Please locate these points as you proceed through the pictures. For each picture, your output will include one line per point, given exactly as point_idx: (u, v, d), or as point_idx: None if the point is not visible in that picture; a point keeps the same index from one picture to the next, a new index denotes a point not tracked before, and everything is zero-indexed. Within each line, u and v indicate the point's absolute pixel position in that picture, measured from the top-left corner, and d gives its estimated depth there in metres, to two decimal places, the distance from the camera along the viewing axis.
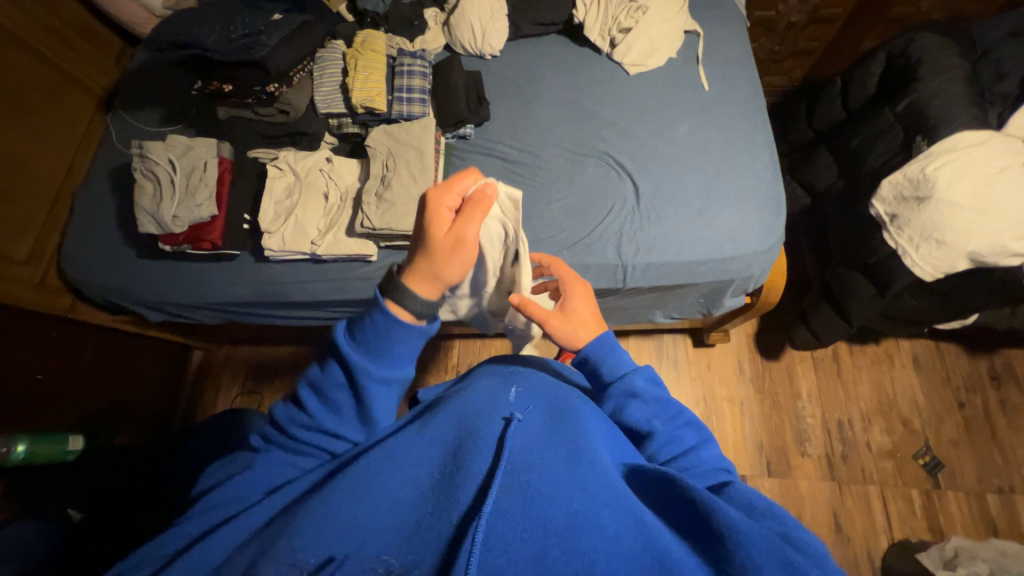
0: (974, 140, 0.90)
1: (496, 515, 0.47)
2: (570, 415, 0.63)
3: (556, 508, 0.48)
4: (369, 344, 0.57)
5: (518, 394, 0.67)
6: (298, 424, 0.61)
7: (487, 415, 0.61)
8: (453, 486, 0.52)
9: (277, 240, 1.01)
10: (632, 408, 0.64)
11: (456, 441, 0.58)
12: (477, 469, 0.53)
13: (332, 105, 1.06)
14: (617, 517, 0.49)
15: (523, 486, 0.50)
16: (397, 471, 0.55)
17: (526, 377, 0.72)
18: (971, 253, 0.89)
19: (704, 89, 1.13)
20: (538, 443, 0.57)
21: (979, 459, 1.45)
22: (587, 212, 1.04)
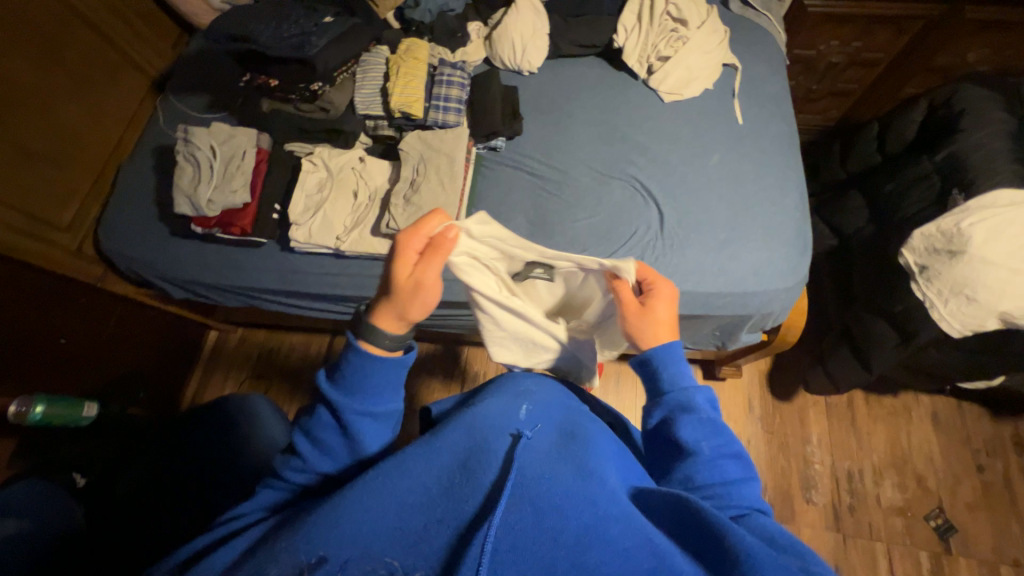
0: (1013, 199, 0.88)
1: (505, 528, 0.50)
2: (578, 436, 0.63)
3: (567, 522, 0.50)
4: (351, 382, 0.61)
5: (529, 407, 0.66)
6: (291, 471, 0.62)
7: (495, 426, 0.61)
8: (462, 493, 0.53)
9: (304, 232, 1.03)
10: (680, 420, 0.62)
11: (465, 451, 0.58)
12: (484, 481, 0.54)
13: (371, 107, 1.09)
14: (628, 537, 0.51)
15: (532, 501, 0.52)
16: (405, 474, 0.55)
17: (536, 387, 0.71)
18: (1004, 313, 0.86)
19: (738, 122, 1.13)
20: (546, 462, 0.57)
21: (996, 527, 1.38)
22: (609, 232, 1.04)
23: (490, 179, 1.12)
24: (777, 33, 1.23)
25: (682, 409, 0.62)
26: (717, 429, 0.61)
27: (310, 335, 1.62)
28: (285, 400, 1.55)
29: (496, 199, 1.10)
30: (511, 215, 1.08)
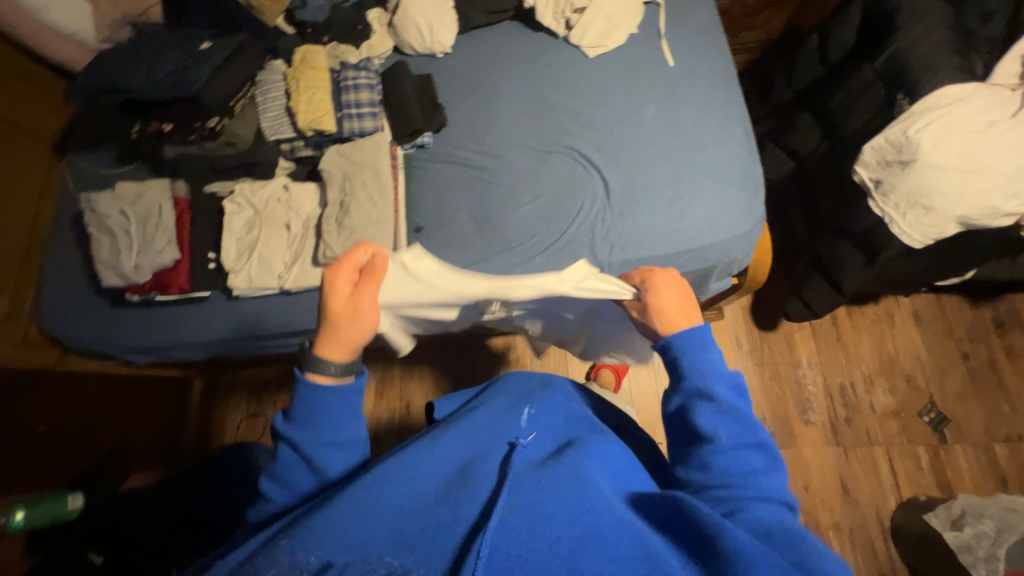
0: (956, 95, 0.83)
1: (501, 533, 0.50)
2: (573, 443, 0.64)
3: (561, 530, 0.50)
4: (305, 413, 0.60)
5: (526, 418, 0.69)
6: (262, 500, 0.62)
7: (494, 440, 0.63)
8: (459, 503, 0.54)
9: (243, 278, 0.99)
10: (701, 405, 0.62)
11: (467, 461, 0.60)
12: (481, 488, 0.56)
13: (281, 131, 1.02)
14: (623, 540, 0.49)
15: (525, 508, 0.52)
16: (407, 481, 0.56)
17: (535, 400, 0.73)
18: (960, 216, 0.84)
19: (669, 65, 1.06)
20: (542, 467, 0.58)
21: (986, 409, 1.43)
22: (556, 212, 0.99)
23: (424, 180, 1.06)
24: None
25: (702, 394, 0.62)
26: (740, 417, 0.61)
27: (293, 366, 1.60)
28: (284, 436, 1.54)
29: (434, 200, 1.05)
30: (452, 214, 1.03)
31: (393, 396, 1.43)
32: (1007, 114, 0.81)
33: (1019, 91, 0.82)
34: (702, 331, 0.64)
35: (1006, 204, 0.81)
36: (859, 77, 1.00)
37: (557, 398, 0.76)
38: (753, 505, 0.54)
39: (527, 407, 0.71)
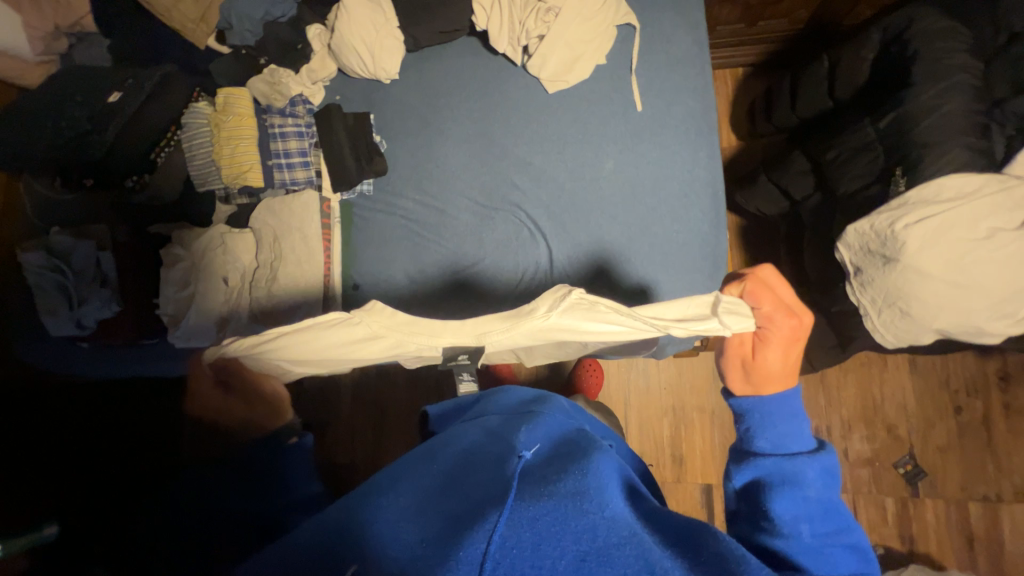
0: (959, 189, 0.69)
1: (507, 534, 0.44)
2: (580, 450, 0.58)
3: (568, 544, 0.44)
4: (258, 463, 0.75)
5: (530, 424, 0.63)
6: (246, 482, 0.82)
7: (498, 447, 0.59)
8: (462, 506, 0.49)
9: (182, 334, 0.98)
10: (779, 486, 0.55)
11: (471, 467, 0.56)
12: (481, 492, 0.51)
13: (210, 180, 0.97)
14: (638, 545, 0.45)
15: (533, 519, 0.46)
16: (417, 486, 0.54)
17: (545, 409, 0.69)
18: (938, 328, 0.74)
19: (636, 109, 0.93)
20: (546, 476, 0.53)
21: (968, 466, 1.35)
22: (495, 279, 0.94)
23: (366, 234, 1.00)
24: None
25: (784, 480, 0.55)
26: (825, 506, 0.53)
27: None
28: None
29: (376, 252, 0.99)
30: (393, 272, 0.97)
31: None
32: (1015, 221, 0.67)
33: None
34: (784, 405, 0.59)
35: (991, 324, 0.71)
36: (859, 134, 0.84)
37: (567, 407, 0.73)
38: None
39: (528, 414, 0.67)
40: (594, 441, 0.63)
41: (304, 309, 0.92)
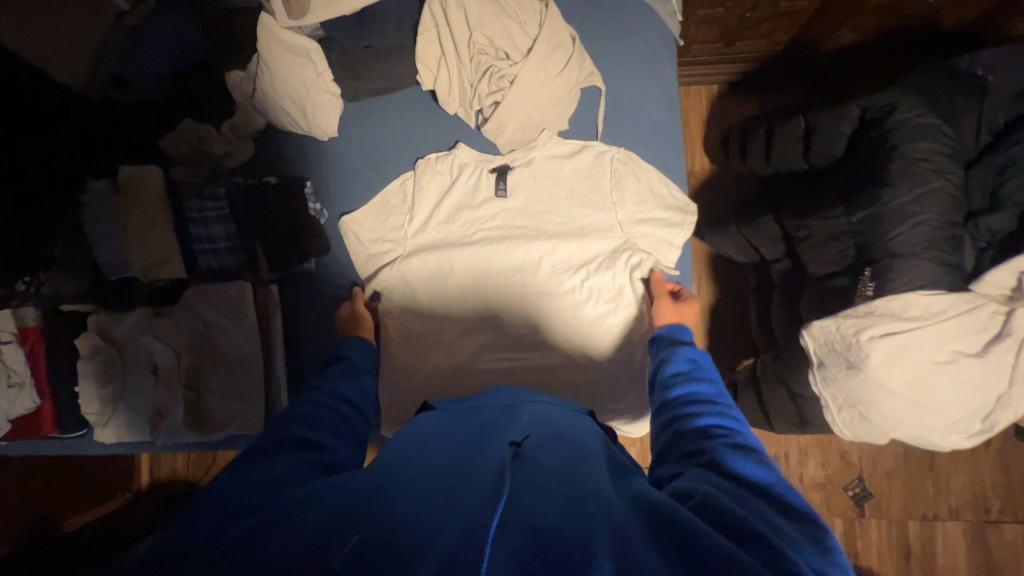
0: (926, 307, 0.67)
1: (506, 532, 0.38)
2: (576, 437, 0.52)
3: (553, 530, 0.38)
4: (351, 369, 0.71)
5: (527, 418, 0.55)
6: (332, 373, 0.69)
7: (485, 444, 0.49)
8: (453, 501, 0.41)
9: (112, 432, 0.89)
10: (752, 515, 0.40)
11: (458, 456, 0.48)
12: (471, 487, 0.43)
13: (122, 268, 0.83)
14: (628, 528, 0.39)
15: (528, 508, 0.40)
16: (387, 476, 0.45)
17: (536, 401, 0.60)
18: (895, 436, 0.73)
19: (609, 184, 0.87)
20: (544, 472, 0.44)
21: (911, 489, 1.44)
22: (460, 379, 0.89)
23: (307, 321, 0.91)
24: (660, 7, 0.88)
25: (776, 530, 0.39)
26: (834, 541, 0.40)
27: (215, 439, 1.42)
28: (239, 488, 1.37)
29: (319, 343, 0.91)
30: None
31: None
32: (976, 345, 0.66)
33: (1003, 312, 0.66)
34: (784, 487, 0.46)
35: (945, 439, 0.70)
36: (831, 222, 0.80)
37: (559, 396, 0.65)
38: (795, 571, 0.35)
39: (514, 414, 0.57)
40: (588, 427, 0.55)
41: (245, 416, 0.86)
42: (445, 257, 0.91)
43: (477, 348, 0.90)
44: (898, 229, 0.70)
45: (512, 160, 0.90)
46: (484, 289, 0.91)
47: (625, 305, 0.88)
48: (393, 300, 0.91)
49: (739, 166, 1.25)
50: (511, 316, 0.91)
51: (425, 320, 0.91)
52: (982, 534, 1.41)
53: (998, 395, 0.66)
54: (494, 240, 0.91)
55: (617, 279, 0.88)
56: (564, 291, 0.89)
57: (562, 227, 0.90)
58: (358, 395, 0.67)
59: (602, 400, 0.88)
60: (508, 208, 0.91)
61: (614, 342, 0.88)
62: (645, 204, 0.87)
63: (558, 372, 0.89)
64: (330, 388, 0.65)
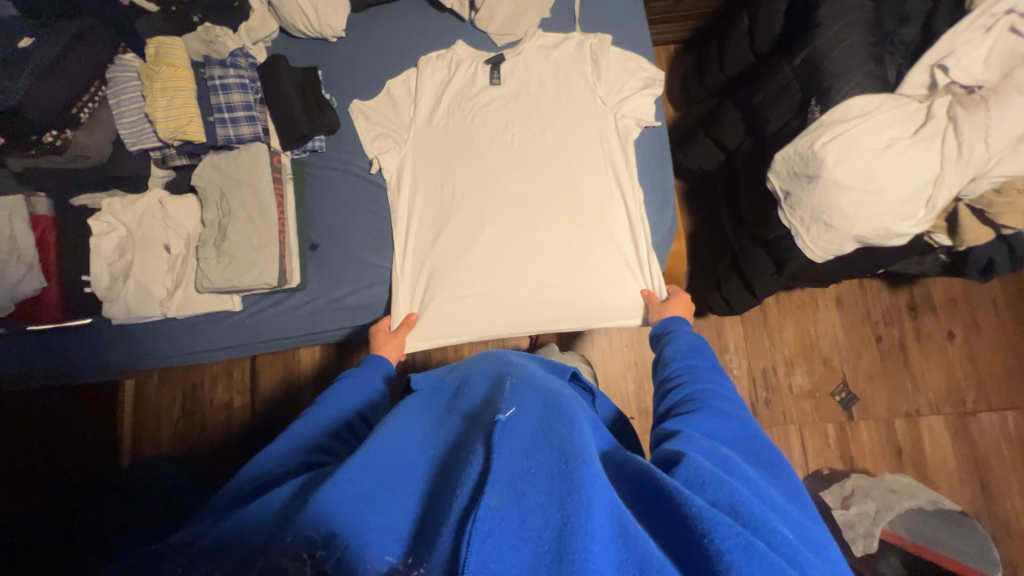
0: (864, 108, 0.79)
1: (498, 508, 0.40)
2: (565, 405, 0.52)
3: (548, 513, 0.40)
4: (358, 388, 0.77)
5: (509, 388, 0.54)
6: (338, 394, 0.74)
7: (480, 419, 0.52)
8: (448, 496, 0.45)
9: (120, 307, 0.91)
10: (737, 497, 0.44)
11: (457, 444, 0.52)
12: (466, 478, 0.44)
13: (144, 139, 0.91)
14: (628, 516, 0.42)
15: (523, 493, 0.42)
16: (393, 482, 0.50)
17: (522, 370, 0.61)
18: (858, 235, 0.83)
19: (591, 63, 0.99)
20: (529, 449, 0.46)
21: (892, 388, 1.51)
22: (468, 245, 0.95)
23: (316, 195, 0.99)
24: None
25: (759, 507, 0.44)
26: (794, 489, 0.53)
27: (200, 376, 1.37)
28: (250, 411, 1.35)
29: (332, 216, 0.98)
30: (351, 225, 0.98)
31: (307, 400, 1.34)
32: (909, 132, 0.78)
33: (926, 106, 0.79)
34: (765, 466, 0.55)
35: (899, 225, 0.80)
36: (779, 75, 0.93)
37: (548, 374, 0.67)
38: (782, 546, 0.41)
39: (504, 375, 0.59)
40: (574, 399, 0.58)
41: (257, 270, 0.88)
42: (447, 145, 0.99)
43: (483, 220, 0.95)
44: (832, 57, 0.83)
45: (505, 54, 1.02)
46: (486, 167, 0.97)
47: (615, 159, 0.96)
48: (401, 181, 0.99)
49: (699, 88, 1.40)
50: (511, 189, 0.96)
51: (433, 198, 0.98)
52: (962, 424, 1.48)
53: (934, 176, 0.77)
54: (492, 124, 0.99)
55: (604, 140, 0.97)
56: (558, 160, 0.97)
57: (552, 105, 0.99)
58: (368, 409, 0.74)
59: (609, 254, 0.94)
60: (502, 94, 1.01)
61: (607, 194, 0.95)
62: (622, 75, 0.98)
63: (559, 227, 0.94)
64: (339, 405, 0.72)
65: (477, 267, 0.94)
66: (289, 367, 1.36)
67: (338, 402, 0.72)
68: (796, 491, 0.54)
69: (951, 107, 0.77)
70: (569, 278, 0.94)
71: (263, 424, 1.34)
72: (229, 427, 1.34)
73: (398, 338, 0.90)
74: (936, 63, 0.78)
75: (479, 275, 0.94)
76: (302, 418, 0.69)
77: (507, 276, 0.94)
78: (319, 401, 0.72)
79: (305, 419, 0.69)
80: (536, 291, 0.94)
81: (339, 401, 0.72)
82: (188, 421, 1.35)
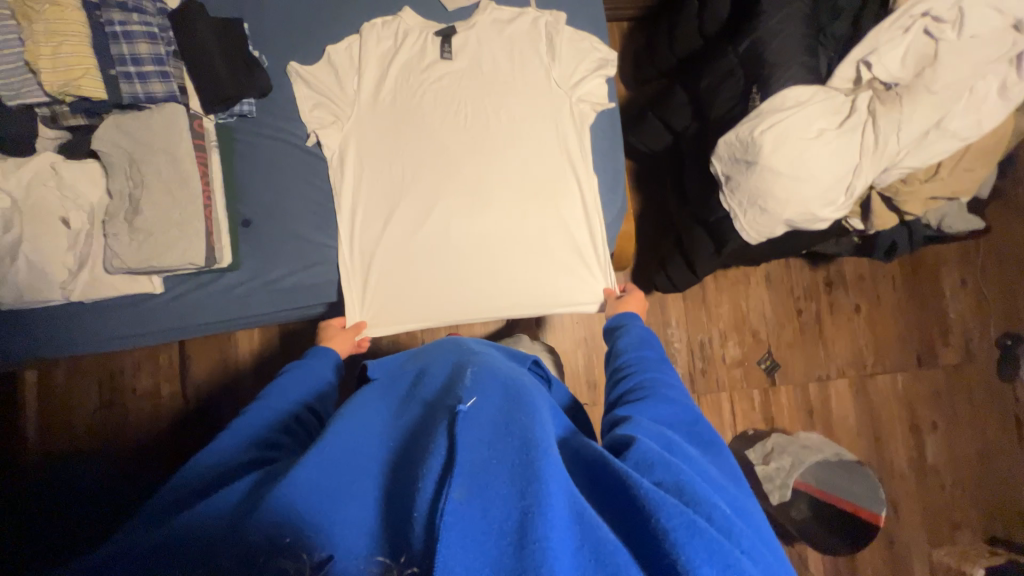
0: (798, 98, 0.84)
1: (462, 501, 0.40)
2: (524, 394, 0.53)
3: (510, 504, 0.40)
4: (304, 381, 0.73)
5: (470, 377, 0.55)
6: (284, 387, 0.71)
7: (441, 408, 0.52)
8: (410, 490, 0.45)
9: (9, 291, 0.78)
10: (684, 477, 0.48)
11: (418, 433, 0.52)
12: (429, 471, 0.44)
13: (27, 93, 0.77)
14: (584, 503, 0.43)
15: (485, 485, 0.42)
16: (353, 475, 0.49)
17: (484, 359, 0.62)
18: (788, 220, 0.89)
19: (546, 43, 0.96)
20: (491, 439, 0.46)
21: (808, 356, 1.69)
22: (419, 229, 0.91)
23: (246, 164, 0.90)
24: None
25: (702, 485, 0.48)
26: (730, 468, 0.58)
27: (117, 364, 1.24)
28: (183, 398, 1.25)
29: (266, 190, 0.90)
30: (289, 199, 0.90)
31: (246, 385, 1.26)
32: (835, 123, 0.84)
33: (851, 99, 0.85)
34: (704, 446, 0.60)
35: (822, 211, 0.87)
36: (725, 60, 0.95)
37: (508, 362, 0.68)
38: (720, 520, 0.44)
39: (464, 365, 0.60)
40: (533, 386, 0.60)
41: (180, 250, 0.80)
42: (395, 122, 0.93)
43: (434, 204, 0.91)
44: (773, 47, 0.87)
45: (456, 26, 0.96)
46: (438, 148, 0.93)
47: (569, 144, 0.95)
48: (345, 158, 0.92)
49: (649, 68, 1.42)
50: (464, 172, 0.93)
51: (380, 177, 0.92)
52: (862, 385, 1.70)
53: (854, 166, 0.84)
54: (443, 103, 0.94)
55: (559, 124, 0.95)
56: (512, 144, 0.94)
57: (507, 85, 0.95)
58: (315, 399, 0.71)
59: (565, 241, 0.95)
60: (454, 70, 0.95)
61: (561, 181, 0.95)
62: (578, 57, 0.95)
63: (513, 213, 0.93)
64: (286, 398, 0.69)
65: (429, 254, 0.91)
66: (223, 352, 1.26)
67: (284, 395, 0.69)
68: (732, 471, 0.59)
69: (871, 102, 0.84)
70: (522, 266, 0.93)
71: (196, 413, 1.24)
72: (156, 417, 1.24)
73: (347, 337, 0.87)
74: (861, 58, 0.83)
75: (430, 261, 0.91)
76: (246, 414, 0.65)
77: (462, 262, 0.92)
78: (264, 396, 0.68)
79: (248, 414, 0.65)
80: (492, 279, 0.92)
81: (285, 396, 0.69)
82: (105, 412, 1.23)
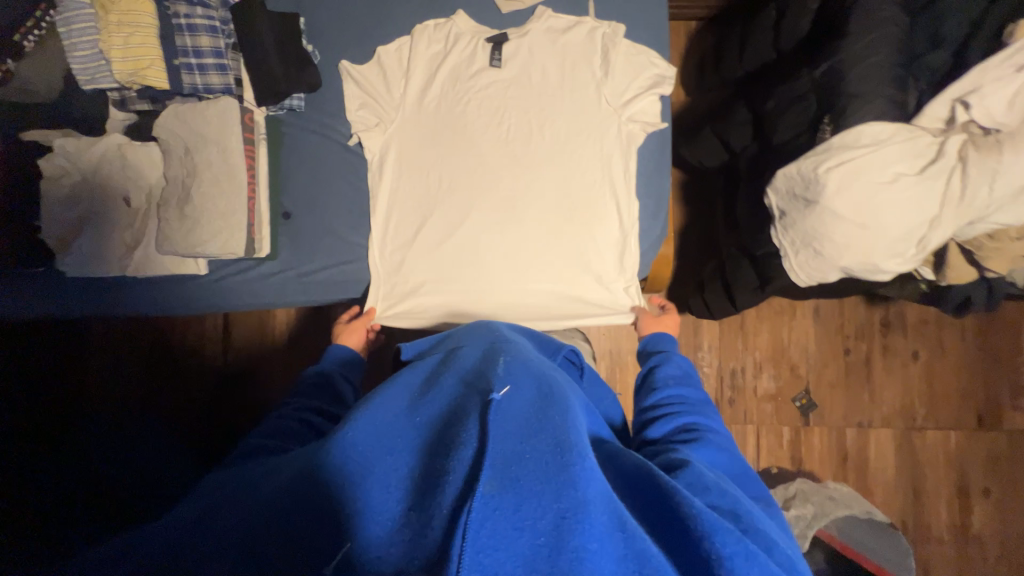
0: (875, 136, 0.76)
1: (494, 497, 0.37)
2: (559, 389, 0.48)
3: (545, 503, 0.37)
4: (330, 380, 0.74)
5: (501, 364, 0.50)
6: (309, 385, 0.72)
7: (467, 394, 0.47)
8: (435, 474, 0.41)
9: (74, 260, 0.86)
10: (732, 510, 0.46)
11: (441, 414, 0.47)
12: (458, 457, 0.41)
13: (99, 78, 0.81)
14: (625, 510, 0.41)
15: (517, 479, 0.39)
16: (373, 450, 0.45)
17: (517, 347, 0.56)
18: (844, 267, 0.82)
19: (599, 57, 0.91)
20: (523, 432, 0.42)
21: (850, 399, 1.57)
22: (453, 234, 0.91)
23: (291, 158, 0.92)
24: None
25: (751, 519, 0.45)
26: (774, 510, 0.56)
27: None
28: None
29: (307, 184, 0.92)
30: (327, 196, 0.92)
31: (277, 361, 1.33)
32: (915, 168, 0.75)
33: (938, 142, 0.75)
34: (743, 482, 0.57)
35: (886, 263, 0.79)
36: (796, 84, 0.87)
37: (541, 352, 0.61)
38: (774, 551, 0.43)
39: (493, 350, 0.55)
40: (567, 381, 0.54)
41: (222, 241, 0.84)
42: (439, 126, 0.92)
43: (471, 212, 0.90)
44: (853, 75, 0.78)
45: (508, 33, 0.93)
46: (478, 157, 0.91)
47: (612, 165, 0.91)
48: (388, 155, 0.92)
49: (713, 77, 1.32)
50: (502, 183, 0.91)
51: (419, 177, 0.92)
52: (908, 439, 1.56)
53: (931, 217, 0.75)
54: (487, 111, 0.92)
55: (604, 143, 0.91)
56: (553, 159, 0.91)
57: (554, 97, 0.92)
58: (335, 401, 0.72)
59: (599, 256, 0.92)
60: (500, 79, 0.93)
61: (599, 202, 0.91)
62: (631, 76, 0.91)
63: (546, 230, 0.91)
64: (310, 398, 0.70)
65: (459, 262, 0.91)
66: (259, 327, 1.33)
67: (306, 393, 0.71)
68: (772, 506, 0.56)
69: (963, 147, 0.74)
70: (546, 287, 0.91)
71: None
72: None
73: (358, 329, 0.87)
74: (959, 97, 0.74)
75: (459, 271, 0.91)
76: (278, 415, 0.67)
77: (492, 271, 0.91)
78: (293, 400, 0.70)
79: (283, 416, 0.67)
80: (518, 293, 0.91)
81: (310, 398, 0.71)
82: None
